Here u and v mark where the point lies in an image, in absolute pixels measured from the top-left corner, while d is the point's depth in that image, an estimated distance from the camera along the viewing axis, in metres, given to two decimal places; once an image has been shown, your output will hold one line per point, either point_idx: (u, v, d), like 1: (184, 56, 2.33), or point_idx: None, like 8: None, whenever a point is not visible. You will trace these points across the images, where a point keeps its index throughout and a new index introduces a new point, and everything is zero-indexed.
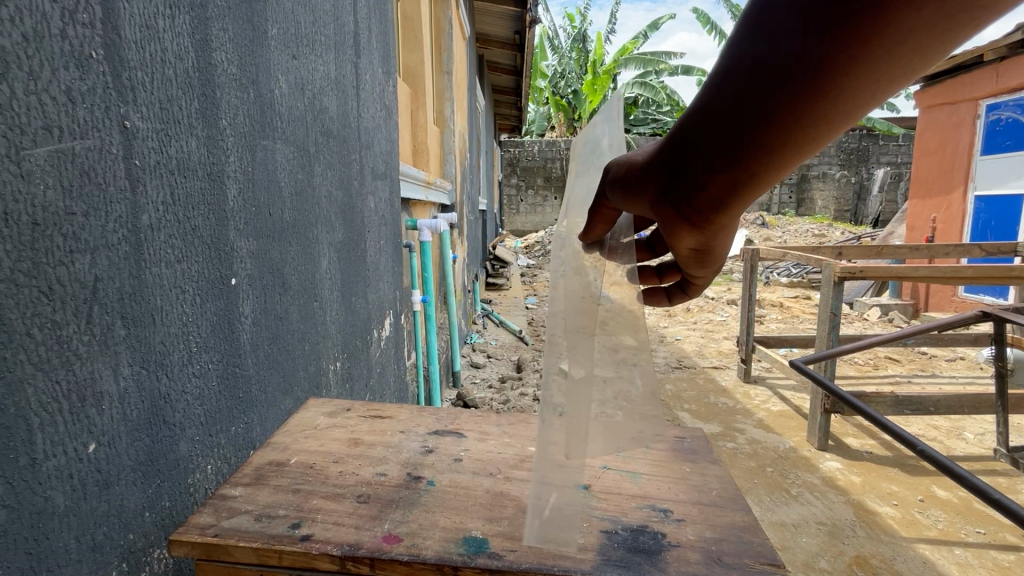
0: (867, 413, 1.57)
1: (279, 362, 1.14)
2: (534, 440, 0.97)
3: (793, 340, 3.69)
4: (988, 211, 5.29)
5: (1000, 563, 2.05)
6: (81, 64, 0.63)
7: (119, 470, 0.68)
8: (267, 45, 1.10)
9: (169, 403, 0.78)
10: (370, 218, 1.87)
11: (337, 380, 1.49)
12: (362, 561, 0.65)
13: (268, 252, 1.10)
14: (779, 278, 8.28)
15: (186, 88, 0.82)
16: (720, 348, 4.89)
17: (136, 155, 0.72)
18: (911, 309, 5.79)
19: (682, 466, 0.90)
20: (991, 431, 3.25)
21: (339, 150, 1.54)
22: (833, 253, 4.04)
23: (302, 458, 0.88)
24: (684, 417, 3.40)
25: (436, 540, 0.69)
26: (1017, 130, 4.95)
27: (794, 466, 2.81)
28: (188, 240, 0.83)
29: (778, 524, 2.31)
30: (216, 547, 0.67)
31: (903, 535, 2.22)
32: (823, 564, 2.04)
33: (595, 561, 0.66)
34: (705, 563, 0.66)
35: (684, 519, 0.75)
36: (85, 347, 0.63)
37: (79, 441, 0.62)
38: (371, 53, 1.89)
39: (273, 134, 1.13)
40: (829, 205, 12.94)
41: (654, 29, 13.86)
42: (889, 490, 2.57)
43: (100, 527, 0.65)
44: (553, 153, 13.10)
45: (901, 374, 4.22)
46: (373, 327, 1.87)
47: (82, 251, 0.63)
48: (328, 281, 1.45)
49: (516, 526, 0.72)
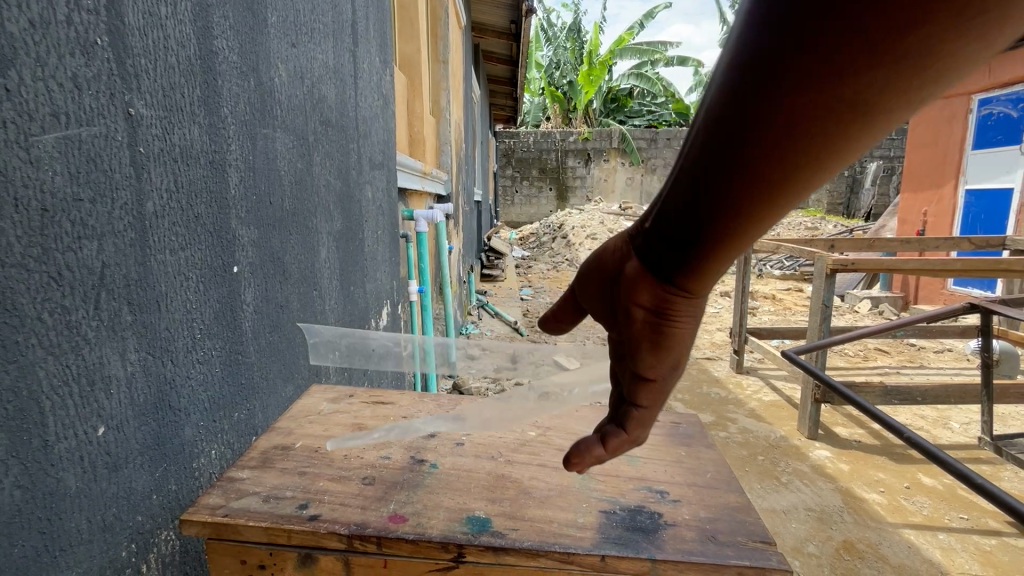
0: (857, 401, 1.59)
1: (280, 349, 1.15)
2: (534, 426, 0.99)
3: (784, 332, 3.81)
4: (978, 205, 5.35)
5: (984, 547, 2.12)
6: (86, 50, 0.63)
7: (127, 453, 0.70)
8: (266, 33, 1.09)
9: (174, 388, 0.79)
10: (368, 208, 1.87)
11: (337, 369, 1.51)
12: (369, 539, 0.67)
13: (269, 240, 1.11)
14: (772, 271, 8.34)
15: (188, 76, 0.82)
16: (713, 340, 4.95)
17: (140, 142, 0.72)
18: (901, 302, 5.88)
19: (677, 449, 0.92)
20: (976, 421, 3.32)
21: (337, 139, 1.55)
22: (826, 246, 4.09)
23: (307, 442, 0.90)
24: (677, 407, 3.45)
25: (440, 520, 0.71)
26: (1008, 125, 4.99)
27: (785, 455, 2.86)
28: (191, 227, 0.83)
29: (768, 511, 2.35)
30: (225, 526, 0.68)
31: (890, 521, 2.28)
32: (811, 549, 2.10)
33: (595, 539, 0.68)
34: (700, 540, 0.68)
35: (681, 500, 0.77)
36: (93, 331, 0.64)
37: (89, 425, 0.63)
38: (369, 42, 1.89)
39: (273, 123, 1.13)
40: (822, 198, 13.04)
41: (650, 19, 13.71)
42: (876, 477, 2.63)
43: (109, 509, 0.66)
44: (549, 144, 13.17)
45: (890, 366, 4.29)
46: (371, 316, 1.88)
47: (89, 237, 0.64)
48: (327, 270, 1.46)
49: (518, 506, 0.74)
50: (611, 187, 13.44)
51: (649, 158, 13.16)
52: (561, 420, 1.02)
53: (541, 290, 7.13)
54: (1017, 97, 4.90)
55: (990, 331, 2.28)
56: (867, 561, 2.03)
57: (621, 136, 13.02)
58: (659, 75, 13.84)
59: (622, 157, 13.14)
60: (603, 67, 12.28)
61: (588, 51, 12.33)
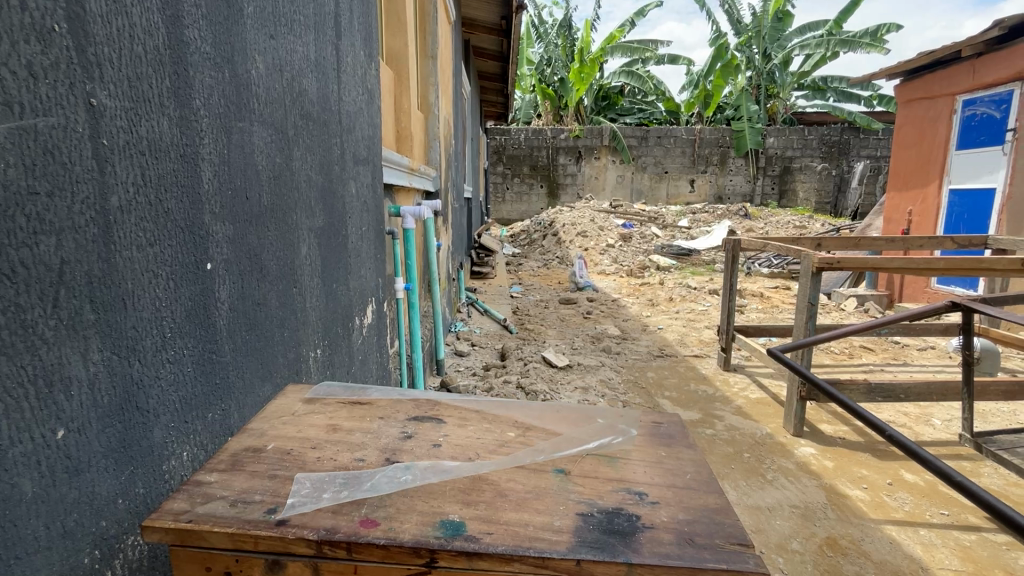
0: (839, 399, 1.59)
1: (257, 348, 1.12)
2: (513, 426, 0.97)
3: (771, 329, 3.84)
4: (961, 205, 5.40)
5: (963, 543, 2.14)
6: (42, 37, 0.60)
7: (90, 456, 0.67)
8: (242, 23, 1.06)
9: (142, 388, 0.76)
10: (352, 204, 1.84)
11: (318, 367, 1.48)
12: (338, 545, 0.65)
13: (245, 236, 1.08)
14: (760, 269, 8.40)
15: (156, 66, 0.80)
16: (701, 338, 4.97)
17: (104, 134, 0.70)
18: (886, 300, 5.96)
19: (658, 449, 0.91)
20: (957, 417, 3.37)
21: (319, 134, 1.52)
22: (812, 244, 4.11)
23: (280, 444, 0.88)
24: (665, 405, 3.46)
25: (413, 524, 0.69)
26: (991, 125, 5.05)
27: (771, 452, 2.88)
28: (160, 223, 0.81)
29: (753, 508, 2.36)
30: (190, 532, 0.66)
31: (872, 517, 2.30)
32: (795, 546, 2.12)
33: (571, 543, 0.67)
34: (677, 543, 0.68)
35: (659, 502, 0.76)
36: (51, 331, 0.62)
37: (46, 428, 0.61)
38: (353, 35, 1.85)
39: (249, 116, 1.10)
40: (810, 197, 13.15)
41: (641, 17, 13.70)
42: (859, 474, 2.66)
43: (70, 514, 0.64)
44: (540, 141, 13.15)
45: (874, 363, 4.34)
46: (355, 314, 1.85)
47: (46, 233, 0.61)
48: (308, 267, 1.43)
49: (494, 510, 0.73)
50: (602, 185, 13.45)
51: (639, 155, 13.18)
52: (541, 419, 1.01)
53: (531, 288, 7.12)
54: (1001, 98, 4.95)
55: (971, 330, 2.30)
56: (849, 557, 2.04)
57: (612, 134, 13.04)
58: (650, 73, 13.85)
59: (612, 155, 13.16)
60: (594, 65, 12.26)
61: (579, 48, 12.29)
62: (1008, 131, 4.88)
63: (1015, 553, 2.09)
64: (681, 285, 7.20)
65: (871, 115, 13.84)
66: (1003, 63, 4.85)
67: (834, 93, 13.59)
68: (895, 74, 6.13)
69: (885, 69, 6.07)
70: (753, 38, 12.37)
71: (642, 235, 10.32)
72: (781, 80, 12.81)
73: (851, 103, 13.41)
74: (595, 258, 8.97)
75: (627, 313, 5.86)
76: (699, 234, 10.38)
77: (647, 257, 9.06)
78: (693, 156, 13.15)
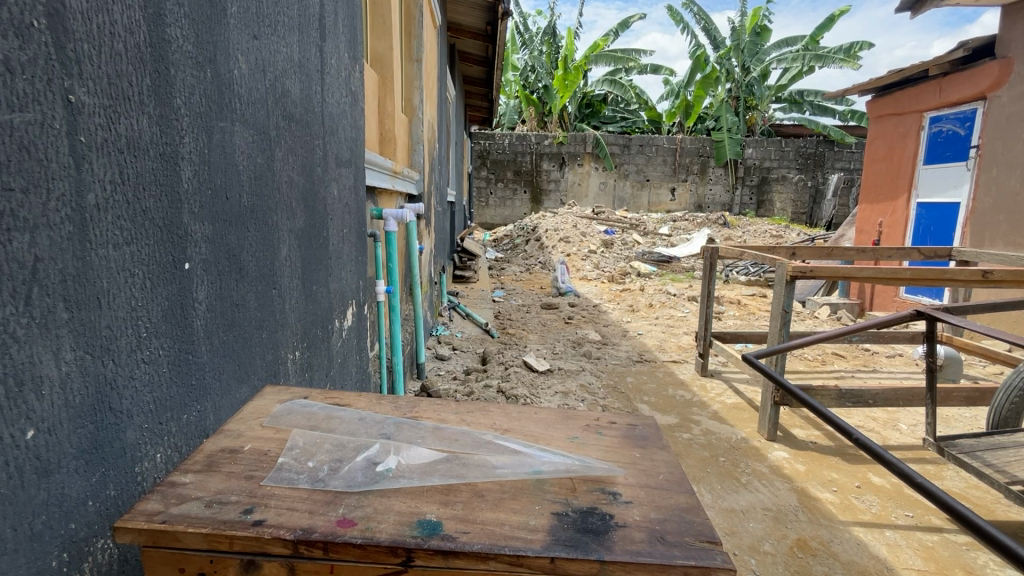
0: (810, 403, 1.62)
1: (234, 349, 1.11)
2: (491, 428, 0.98)
3: (748, 336, 3.91)
4: (927, 218, 5.59)
5: (926, 543, 2.22)
6: (21, 33, 0.60)
7: (60, 457, 0.66)
8: (224, 23, 1.06)
9: (116, 389, 0.75)
10: (333, 205, 1.84)
11: (296, 370, 1.47)
12: (315, 545, 0.66)
13: (224, 236, 1.07)
14: (737, 277, 8.57)
15: (137, 63, 0.79)
16: (680, 343, 5.06)
17: (82, 131, 0.69)
18: (858, 309, 6.17)
19: (633, 451, 0.94)
20: (922, 422, 3.50)
21: (302, 135, 1.51)
22: (787, 254, 4.20)
23: (257, 445, 0.88)
24: (643, 409, 3.51)
25: (390, 524, 0.70)
26: (955, 142, 5.25)
27: (745, 455, 2.94)
28: (138, 222, 0.80)
29: (728, 511, 2.41)
30: (163, 533, 0.66)
31: (841, 519, 2.37)
32: (767, 547, 2.17)
33: (546, 541, 0.68)
34: (648, 541, 0.69)
35: (633, 501, 0.78)
36: (23, 330, 0.61)
37: (15, 428, 0.60)
38: (337, 38, 1.85)
39: (231, 116, 1.09)
40: (787, 207, 13.58)
41: (624, 27, 13.88)
42: (829, 477, 2.73)
43: (38, 516, 0.63)
44: (524, 147, 13.21)
45: (845, 369, 4.49)
46: (335, 317, 1.85)
47: (19, 229, 0.61)
48: (288, 268, 1.42)
49: (470, 509, 0.74)
50: (585, 191, 13.57)
51: (622, 163, 13.32)
52: (520, 421, 1.02)
53: (514, 292, 7.14)
54: (965, 116, 5.16)
55: (935, 336, 2.38)
56: (818, 557, 2.10)
57: (595, 141, 13.18)
58: (632, 82, 14.05)
59: (594, 163, 13.33)
60: (579, 72, 12.36)
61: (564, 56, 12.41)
62: (973, 147, 5.07)
63: (975, 553, 2.18)
64: (662, 291, 7.31)
65: (845, 129, 14.27)
66: (966, 83, 5.07)
67: (809, 106, 14.00)
68: (868, 90, 6.34)
69: (858, 85, 6.29)
70: (733, 51, 12.66)
71: (624, 241, 10.46)
72: (760, 93, 13.13)
73: (827, 117, 13.80)
74: (578, 262, 9.03)
75: (608, 319, 5.91)
76: (680, 241, 10.57)
77: (629, 264, 9.18)
78: (675, 165, 13.36)
